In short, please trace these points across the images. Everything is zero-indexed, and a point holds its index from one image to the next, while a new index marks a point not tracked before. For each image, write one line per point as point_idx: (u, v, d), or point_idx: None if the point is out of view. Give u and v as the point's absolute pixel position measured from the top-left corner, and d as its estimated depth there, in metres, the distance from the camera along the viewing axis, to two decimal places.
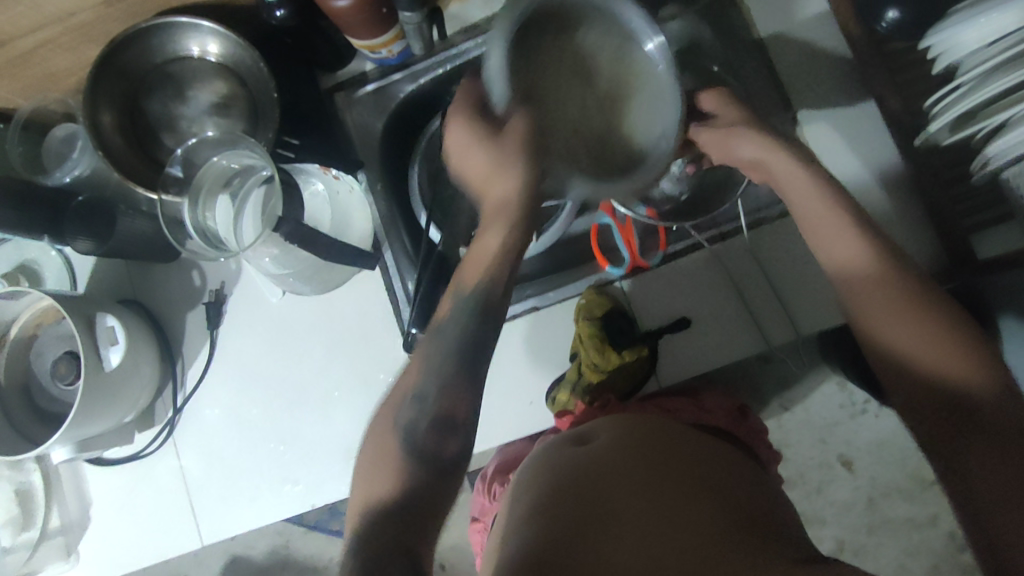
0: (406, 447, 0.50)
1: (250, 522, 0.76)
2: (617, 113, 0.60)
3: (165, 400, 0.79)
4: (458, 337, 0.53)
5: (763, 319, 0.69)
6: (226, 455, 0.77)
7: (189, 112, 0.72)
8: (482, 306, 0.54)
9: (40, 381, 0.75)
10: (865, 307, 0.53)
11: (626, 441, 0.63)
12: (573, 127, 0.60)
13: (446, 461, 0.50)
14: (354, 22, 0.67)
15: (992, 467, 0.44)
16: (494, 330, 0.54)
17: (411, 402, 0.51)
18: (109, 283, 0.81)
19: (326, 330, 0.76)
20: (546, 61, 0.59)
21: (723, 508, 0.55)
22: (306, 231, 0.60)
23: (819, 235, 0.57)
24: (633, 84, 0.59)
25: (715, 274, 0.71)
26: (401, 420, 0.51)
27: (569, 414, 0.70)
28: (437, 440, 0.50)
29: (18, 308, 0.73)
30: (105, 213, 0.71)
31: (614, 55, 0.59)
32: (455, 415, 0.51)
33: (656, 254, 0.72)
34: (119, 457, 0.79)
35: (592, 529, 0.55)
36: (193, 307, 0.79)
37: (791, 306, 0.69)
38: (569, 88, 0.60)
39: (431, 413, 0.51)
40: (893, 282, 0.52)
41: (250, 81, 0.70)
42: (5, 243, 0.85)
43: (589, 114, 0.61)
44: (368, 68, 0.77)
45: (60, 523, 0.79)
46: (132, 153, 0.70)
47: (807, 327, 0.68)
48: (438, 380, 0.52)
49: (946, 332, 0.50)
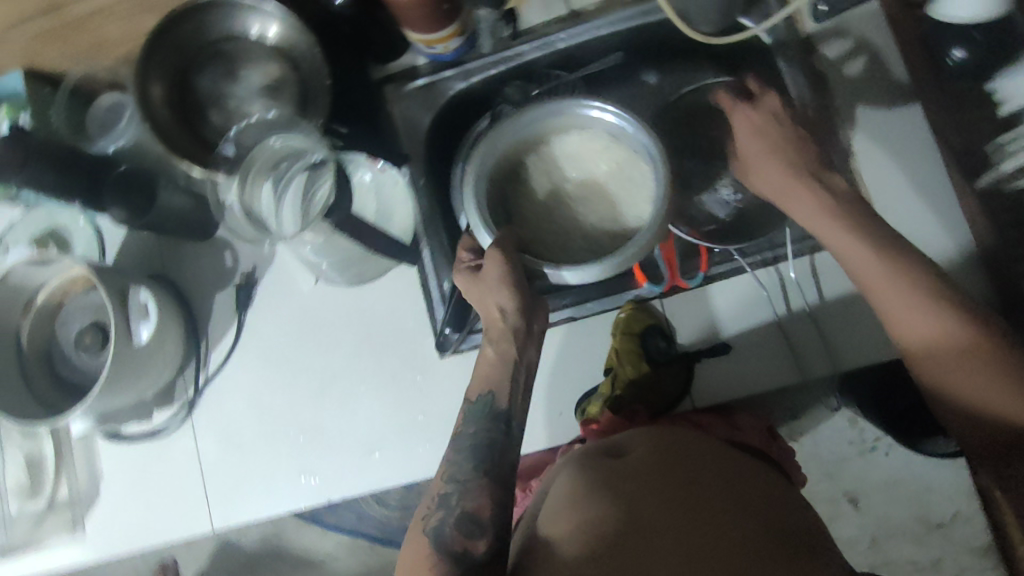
0: (438, 545, 0.55)
1: (262, 511, 0.74)
2: (612, 200, 0.61)
3: (186, 379, 0.78)
4: (475, 442, 0.60)
5: (802, 350, 0.68)
6: (243, 441, 0.76)
7: (239, 91, 0.71)
8: (492, 411, 0.61)
9: (63, 350, 0.73)
10: (913, 328, 0.54)
11: (659, 449, 0.61)
12: (570, 229, 0.62)
13: (475, 560, 0.54)
14: (415, 15, 0.65)
15: None
16: (506, 438, 0.61)
17: (439, 505, 0.57)
18: (139, 257, 0.80)
19: (356, 323, 0.75)
20: (524, 200, 0.63)
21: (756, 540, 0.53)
22: (352, 220, 0.59)
23: (852, 258, 0.57)
24: (612, 168, 0.61)
25: (755, 301, 0.70)
26: (429, 526, 0.56)
27: (596, 424, 0.70)
28: (466, 541, 0.55)
29: (48, 274, 0.72)
30: (146, 185, 0.70)
31: (581, 154, 0.62)
32: (480, 515, 0.56)
33: (698, 274, 0.71)
34: (135, 433, 0.78)
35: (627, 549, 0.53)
36: (223, 288, 0.78)
37: (832, 340, 0.68)
38: (553, 202, 0.63)
39: (457, 511, 0.57)
40: (973, 338, 0.52)
41: (304, 65, 0.69)
42: (36, 208, 0.83)
43: (579, 214, 0.62)
44: (420, 62, 0.76)
45: (68, 495, 0.78)
46: (178, 127, 0.68)
47: (845, 362, 0.67)
48: (460, 483, 0.58)
49: (994, 351, 0.51)
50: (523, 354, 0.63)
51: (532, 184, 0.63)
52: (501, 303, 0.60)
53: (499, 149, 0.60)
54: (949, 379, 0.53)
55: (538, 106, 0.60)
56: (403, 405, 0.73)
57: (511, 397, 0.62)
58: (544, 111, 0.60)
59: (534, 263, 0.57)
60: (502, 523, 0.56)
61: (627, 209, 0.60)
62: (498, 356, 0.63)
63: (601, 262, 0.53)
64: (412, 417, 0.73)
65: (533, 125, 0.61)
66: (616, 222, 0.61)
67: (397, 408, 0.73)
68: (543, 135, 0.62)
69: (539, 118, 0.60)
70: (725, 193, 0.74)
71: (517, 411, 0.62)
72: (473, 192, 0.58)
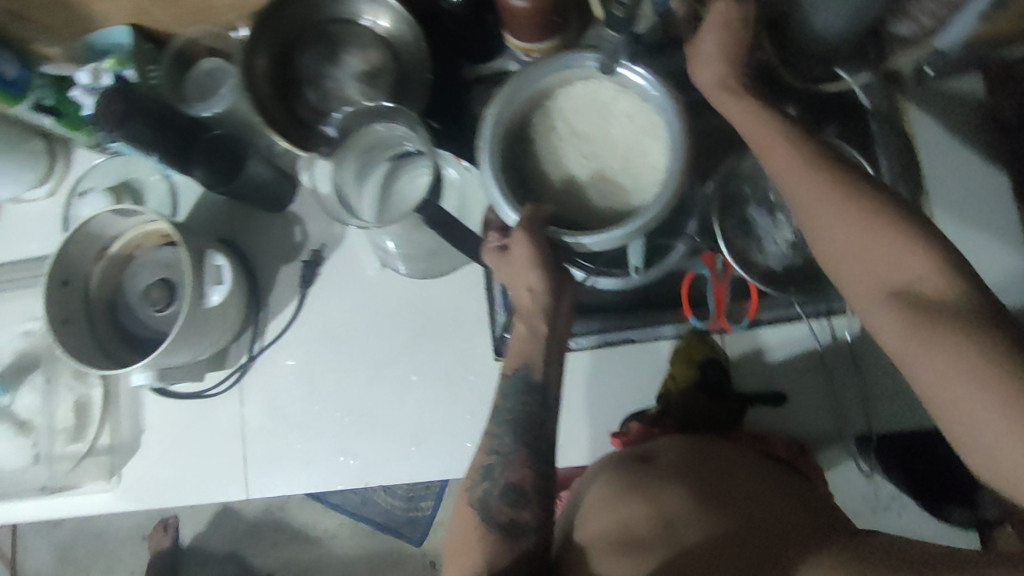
0: (484, 518, 0.55)
1: (298, 486, 0.75)
2: (632, 156, 0.59)
3: (241, 345, 0.79)
4: (512, 416, 0.59)
5: (843, 405, 0.72)
6: (289, 415, 0.77)
7: (336, 73, 0.73)
8: (528, 384, 0.59)
9: (129, 301, 0.75)
10: (831, 236, 0.43)
11: (690, 455, 0.60)
12: (582, 183, 0.60)
13: (523, 531, 0.54)
14: (522, 22, 0.66)
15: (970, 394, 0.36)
16: (542, 408, 0.59)
17: (483, 476, 0.57)
18: (209, 220, 0.81)
19: (416, 313, 0.76)
20: (535, 157, 0.60)
21: (774, 522, 0.50)
22: (445, 217, 0.61)
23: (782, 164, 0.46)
24: (620, 118, 0.60)
25: (805, 348, 0.73)
26: (475, 498, 0.56)
27: (625, 435, 0.69)
28: (511, 513, 0.55)
29: (126, 225, 0.73)
30: (235, 153, 0.71)
31: (588, 107, 0.60)
32: (523, 486, 0.56)
33: (742, 321, 0.72)
34: (184, 391, 0.79)
35: (647, 546, 0.53)
36: (288, 262, 0.79)
37: (870, 394, 0.71)
38: (558, 155, 0.60)
39: (502, 483, 0.56)
40: (977, 334, 0.36)
41: (405, 57, 0.71)
42: (114, 157, 0.83)
43: (592, 176, 0.60)
44: (513, 68, 0.75)
45: (109, 443, 0.79)
46: (276, 99, 0.70)
47: (882, 425, 0.71)
48: (502, 456, 0.58)
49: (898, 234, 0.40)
50: (555, 329, 0.61)
51: (538, 137, 0.61)
52: (531, 284, 0.57)
53: (508, 107, 0.58)
54: (966, 410, 0.36)
55: (540, 62, 0.58)
56: (453, 401, 0.74)
57: (547, 368, 0.60)
58: (547, 66, 0.58)
59: (558, 234, 0.55)
60: (543, 489, 0.57)
61: (640, 157, 0.59)
62: (530, 332, 0.60)
63: (626, 225, 0.53)
64: (461, 415, 0.73)
65: (540, 80, 0.59)
66: (629, 172, 0.59)
67: (447, 403, 0.74)
68: (545, 88, 0.60)
69: (543, 73, 0.58)
70: (782, 245, 0.70)
71: (553, 382, 0.60)
72: (492, 155, 0.57)
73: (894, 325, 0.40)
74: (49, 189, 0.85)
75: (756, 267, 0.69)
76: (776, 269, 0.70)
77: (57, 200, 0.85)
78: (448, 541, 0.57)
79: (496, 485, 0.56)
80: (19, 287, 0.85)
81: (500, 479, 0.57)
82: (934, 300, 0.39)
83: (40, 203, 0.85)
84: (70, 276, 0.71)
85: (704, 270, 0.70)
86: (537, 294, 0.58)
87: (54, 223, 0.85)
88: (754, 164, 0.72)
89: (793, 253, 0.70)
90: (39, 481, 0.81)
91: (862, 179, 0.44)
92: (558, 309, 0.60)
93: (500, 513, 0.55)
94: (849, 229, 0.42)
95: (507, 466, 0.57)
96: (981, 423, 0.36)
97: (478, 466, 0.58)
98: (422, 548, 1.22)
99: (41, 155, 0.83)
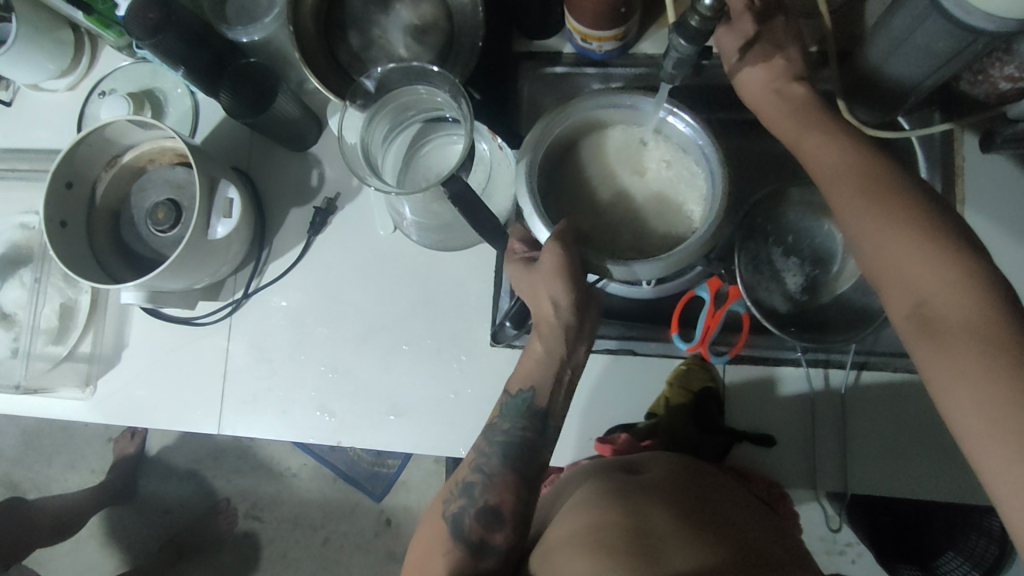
0: (455, 536, 0.55)
1: (271, 432, 0.74)
2: (666, 199, 0.59)
3: (238, 280, 0.78)
4: (507, 439, 0.58)
5: (822, 459, 0.68)
6: (273, 359, 0.75)
7: (384, 22, 0.70)
8: (531, 408, 0.58)
9: (133, 215, 0.73)
10: (857, 229, 0.48)
11: (676, 478, 0.62)
12: (613, 219, 0.59)
13: (492, 552, 0.55)
14: (587, 7, 0.62)
15: (953, 379, 0.41)
16: (539, 436, 0.59)
17: (462, 492, 0.57)
18: (227, 147, 0.79)
19: (420, 284, 0.75)
20: (572, 182, 0.60)
21: (736, 549, 0.53)
22: (471, 200, 0.57)
23: (820, 154, 0.53)
24: (659, 165, 0.59)
25: (798, 397, 0.69)
26: (449, 511, 0.57)
27: (610, 444, 0.70)
28: (484, 533, 0.55)
29: (141, 137, 0.70)
30: (264, 84, 0.68)
31: (628, 148, 0.60)
32: (501, 509, 0.56)
33: (723, 354, 0.69)
34: (173, 316, 0.77)
35: (622, 543, 0.53)
36: (300, 205, 0.77)
37: (852, 458, 0.68)
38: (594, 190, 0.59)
39: (479, 502, 0.56)
40: (1008, 372, 0.39)
41: (459, 19, 0.68)
42: (141, 63, 0.81)
43: (624, 213, 0.59)
44: (566, 50, 0.73)
45: (89, 352, 0.78)
46: (317, 38, 0.68)
47: (858, 485, 0.67)
48: (486, 475, 0.57)
49: (914, 221, 0.45)
50: (573, 354, 0.58)
51: (576, 167, 0.60)
52: (555, 295, 0.54)
53: (556, 133, 0.58)
54: (980, 441, 0.39)
55: (591, 95, 0.57)
56: (440, 378, 0.72)
57: (556, 398, 0.59)
58: (598, 101, 0.57)
59: (601, 263, 0.53)
60: (522, 515, 0.57)
61: (673, 202, 0.58)
62: (545, 354, 0.58)
63: (660, 259, 0.52)
64: (445, 395, 0.72)
65: (591, 111, 0.58)
66: (661, 216, 0.58)
67: (433, 379, 0.72)
68: (594, 119, 0.59)
69: (595, 105, 0.57)
70: (790, 286, 0.69)
71: (558, 409, 0.59)
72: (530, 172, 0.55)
73: (927, 351, 0.43)
74: (70, 82, 0.82)
75: (760, 304, 0.67)
76: (787, 308, 0.68)
77: (76, 96, 0.83)
78: (417, 535, 0.58)
79: (472, 505, 0.56)
80: (27, 180, 0.84)
81: (478, 500, 0.56)
82: (966, 332, 0.41)
83: (59, 95, 0.83)
84: (75, 178, 0.69)
85: (704, 294, 0.68)
86: (560, 307, 0.55)
87: (69, 118, 0.82)
88: (791, 200, 0.69)
89: (803, 296, 0.69)
90: (14, 378, 0.79)
91: (889, 174, 0.49)
92: (579, 332, 0.57)
93: (473, 533, 0.55)
94: (895, 259, 0.45)
95: (488, 487, 0.57)
96: (993, 454, 0.39)
97: (459, 479, 0.58)
98: (380, 503, 1.26)
99: (68, 46, 0.80)
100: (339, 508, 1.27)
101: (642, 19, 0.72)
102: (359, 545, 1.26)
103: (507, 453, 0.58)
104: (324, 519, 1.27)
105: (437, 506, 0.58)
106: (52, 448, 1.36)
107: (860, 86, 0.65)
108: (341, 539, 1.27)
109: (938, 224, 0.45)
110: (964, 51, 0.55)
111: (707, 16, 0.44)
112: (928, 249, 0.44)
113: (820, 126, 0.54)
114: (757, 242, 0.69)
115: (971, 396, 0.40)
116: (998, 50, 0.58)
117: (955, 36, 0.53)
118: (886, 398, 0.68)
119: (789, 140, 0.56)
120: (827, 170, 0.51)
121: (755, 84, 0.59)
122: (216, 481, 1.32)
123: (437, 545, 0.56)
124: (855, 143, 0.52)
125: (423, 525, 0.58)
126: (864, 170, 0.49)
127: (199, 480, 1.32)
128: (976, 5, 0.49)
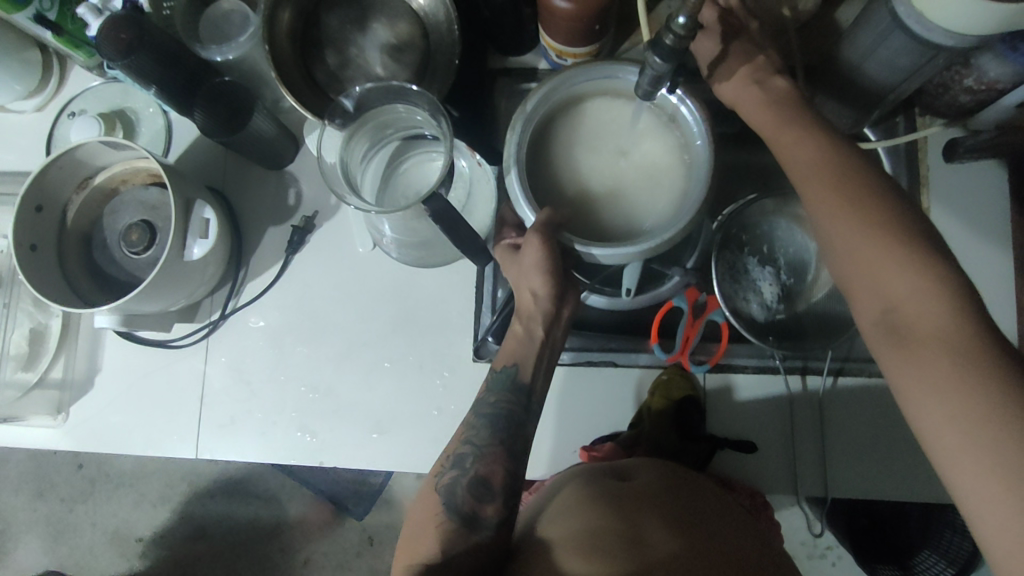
0: (446, 506, 0.55)
1: (252, 454, 0.73)
2: (647, 175, 0.57)
3: (215, 301, 0.76)
4: (494, 411, 0.58)
5: (801, 465, 0.69)
6: (252, 381, 0.74)
7: (360, 40, 0.70)
8: (514, 382, 0.58)
9: (105, 237, 0.72)
10: (836, 231, 0.48)
11: (668, 486, 0.62)
12: (596, 203, 0.56)
13: (480, 524, 0.55)
14: (561, 26, 0.62)
15: (925, 381, 0.42)
16: (524, 412, 0.59)
17: (453, 463, 0.57)
18: (201, 167, 0.78)
19: (399, 300, 0.74)
20: (548, 162, 0.57)
21: (708, 556, 0.53)
22: (451, 216, 0.57)
23: (792, 149, 0.53)
24: (650, 153, 0.57)
25: (773, 404, 0.70)
26: (442, 484, 0.57)
27: (595, 452, 0.71)
28: (475, 505, 0.55)
29: (113, 158, 0.69)
30: (237, 99, 0.67)
31: (624, 128, 0.58)
32: (491, 481, 0.56)
33: (703, 363, 0.70)
34: (148, 338, 0.76)
35: (598, 548, 0.54)
36: (278, 223, 0.77)
37: (830, 465, 0.69)
38: (602, 143, 0.58)
39: (470, 474, 0.56)
40: (976, 374, 0.40)
41: (435, 37, 0.69)
42: (112, 83, 0.80)
43: (602, 189, 0.57)
44: (541, 66, 0.75)
45: (60, 378, 0.76)
46: (294, 58, 0.68)
47: (837, 489, 0.69)
48: (476, 447, 0.57)
49: (883, 221, 0.47)
50: (550, 336, 0.59)
51: (585, 118, 0.58)
52: (533, 288, 0.56)
53: (591, 79, 0.56)
54: (944, 441, 0.41)
55: (582, 65, 0.55)
56: (423, 395, 0.72)
57: (536, 372, 0.59)
58: (592, 71, 0.56)
59: (570, 241, 0.52)
60: (511, 489, 0.57)
61: (653, 180, 0.56)
62: (526, 334, 0.59)
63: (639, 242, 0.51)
64: (427, 411, 0.72)
65: (605, 80, 0.56)
66: (641, 194, 0.56)
67: (415, 397, 0.72)
68: (586, 94, 0.58)
69: (585, 78, 0.56)
70: (767, 297, 0.70)
71: (539, 389, 0.60)
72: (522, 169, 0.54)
73: (896, 357, 0.44)
74: (38, 103, 0.81)
75: (740, 314, 0.68)
76: (765, 318, 0.69)
77: (44, 117, 0.81)
78: (414, 512, 0.58)
79: (464, 475, 0.56)
80: None
81: (469, 471, 0.56)
82: (926, 343, 0.43)
83: (26, 116, 0.81)
84: (44, 201, 0.67)
85: (682, 305, 0.68)
86: (539, 297, 0.57)
87: (38, 139, 0.80)
88: (764, 209, 0.70)
89: (778, 306, 0.70)
90: None
91: (864, 170, 0.50)
92: (558, 317, 0.59)
93: (465, 506, 0.55)
94: (863, 267, 0.47)
95: (478, 458, 0.57)
96: (956, 457, 0.40)
97: (450, 452, 0.58)
98: (362, 521, 1.24)
99: (34, 66, 0.79)
100: (320, 527, 1.26)
101: (615, 36, 0.73)
102: (341, 563, 1.25)
103: (494, 423, 0.58)
104: (304, 539, 1.26)
105: (431, 481, 0.58)
106: (19, 477, 1.32)
107: (829, 96, 0.67)
108: (322, 558, 1.25)
109: (905, 226, 0.46)
110: (927, 64, 0.57)
111: (682, 34, 0.44)
112: (890, 257, 0.45)
113: (795, 121, 0.55)
114: (732, 253, 0.71)
115: (942, 399, 0.41)
116: (957, 64, 0.61)
117: (917, 50, 0.55)
118: (864, 403, 0.69)
119: (766, 135, 0.57)
120: (799, 176, 0.52)
121: (734, 91, 0.60)
122: (193, 505, 1.28)
123: (428, 519, 0.55)
124: (830, 135, 0.53)
125: (416, 504, 0.58)
126: (838, 165, 0.50)
127: (175, 504, 1.29)
128: (936, 23, 0.51)
